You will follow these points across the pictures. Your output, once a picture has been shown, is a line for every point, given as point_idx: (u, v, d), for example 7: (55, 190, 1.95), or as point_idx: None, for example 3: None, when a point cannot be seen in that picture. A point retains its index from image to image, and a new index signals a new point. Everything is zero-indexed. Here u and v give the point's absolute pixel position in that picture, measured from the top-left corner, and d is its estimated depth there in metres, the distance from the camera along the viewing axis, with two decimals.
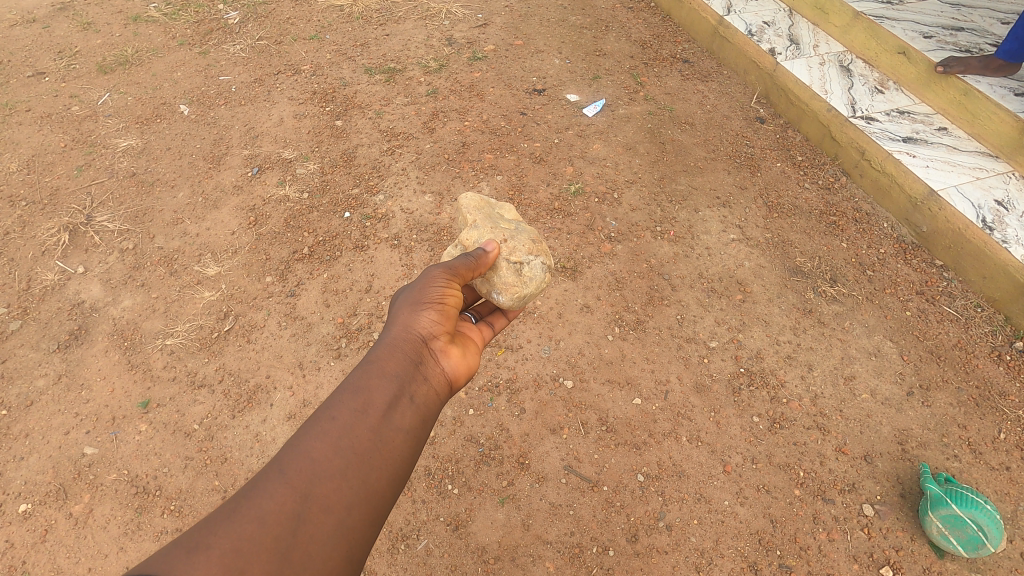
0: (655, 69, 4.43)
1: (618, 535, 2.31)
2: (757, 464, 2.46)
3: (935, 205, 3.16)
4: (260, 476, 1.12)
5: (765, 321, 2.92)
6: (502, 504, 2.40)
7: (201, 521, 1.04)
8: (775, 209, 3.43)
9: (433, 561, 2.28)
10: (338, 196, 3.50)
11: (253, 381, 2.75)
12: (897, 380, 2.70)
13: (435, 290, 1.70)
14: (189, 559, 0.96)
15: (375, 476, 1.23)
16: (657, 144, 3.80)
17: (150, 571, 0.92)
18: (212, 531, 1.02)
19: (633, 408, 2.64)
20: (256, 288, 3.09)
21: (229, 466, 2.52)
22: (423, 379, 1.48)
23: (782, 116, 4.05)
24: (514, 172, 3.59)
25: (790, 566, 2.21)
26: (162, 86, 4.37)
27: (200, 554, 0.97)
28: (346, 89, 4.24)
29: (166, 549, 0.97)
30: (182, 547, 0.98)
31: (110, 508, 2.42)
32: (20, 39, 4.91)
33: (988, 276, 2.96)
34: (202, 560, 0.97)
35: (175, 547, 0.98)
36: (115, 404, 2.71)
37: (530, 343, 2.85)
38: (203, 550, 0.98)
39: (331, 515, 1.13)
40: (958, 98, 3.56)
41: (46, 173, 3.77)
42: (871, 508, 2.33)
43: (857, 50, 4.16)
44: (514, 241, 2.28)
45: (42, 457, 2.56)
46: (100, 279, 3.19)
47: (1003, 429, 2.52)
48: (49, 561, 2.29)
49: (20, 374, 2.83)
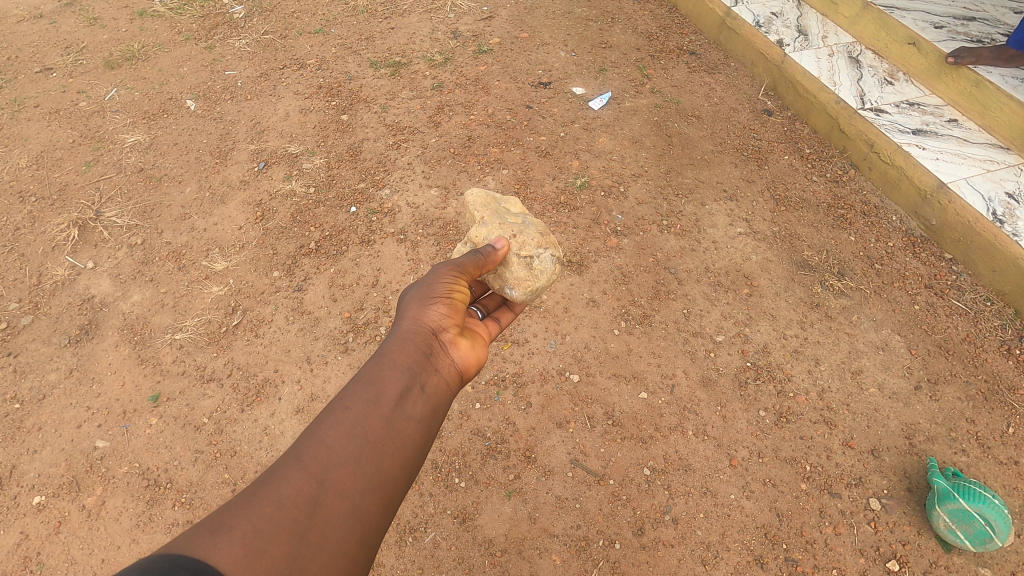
0: (661, 62, 4.40)
1: (624, 528, 2.32)
2: (763, 458, 2.46)
3: (945, 198, 3.13)
4: (278, 463, 1.14)
5: (771, 315, 2.91)
6: (509, 498, 2.42)
7: (223, 505, 1.05)
8: (782, 202, 3.41)
9: (440, 553, 2.30)
10: (345, 191, 3.51)
11: (261, 376, 2.78)
12: (904, 374, 2.69)
13: (443, 285, 1.71)
14: (211, 540, 0.98)
15: (388, 463, 1.25)
16: (664, 137, 3.78)
17: (175, 550, 0.94)
18: (232, 514, 1.03)
19: (639, 403, 2.64)
20: (264, 283, 3.11)
21: (239, 460, 2.55)
22: (434, 370, 1.49)
23: (790, 108, 4.01)
24: (520, 166, 3.58)
25: (796, 560, 2.22)
26: (169, 82, 4.38)
27: (222, 536, 0.99)
28: (351, 83, 4.23)
29: (190, 531, 0.99)
30: (205, 529, 1.00)
31: (122, 500, 2.45)
32: (26, 35, 4.93)
33: (998, 269, 2.94)
34: (225, 540, 0.98)
35: (198, 529, 1.00)
36: (126, 398, 2.74)
37: (536, 337, 2.86)
38: (225, 531, 1.00)
39: (345, 499, 1.15)
40: (969, 89, 3.52)
41: (55, 169, 3.80)
42: (878, 502, 2.33)
43: (866, 40, 4.11)
44: (523, 235, 2.27)
45: (55, 451, 2.60)
46: (110, 275, 3.22)
47: (1012, 423, 2.51)
48: (63, 552, 2.33)
49: (33, 368, 2.87)
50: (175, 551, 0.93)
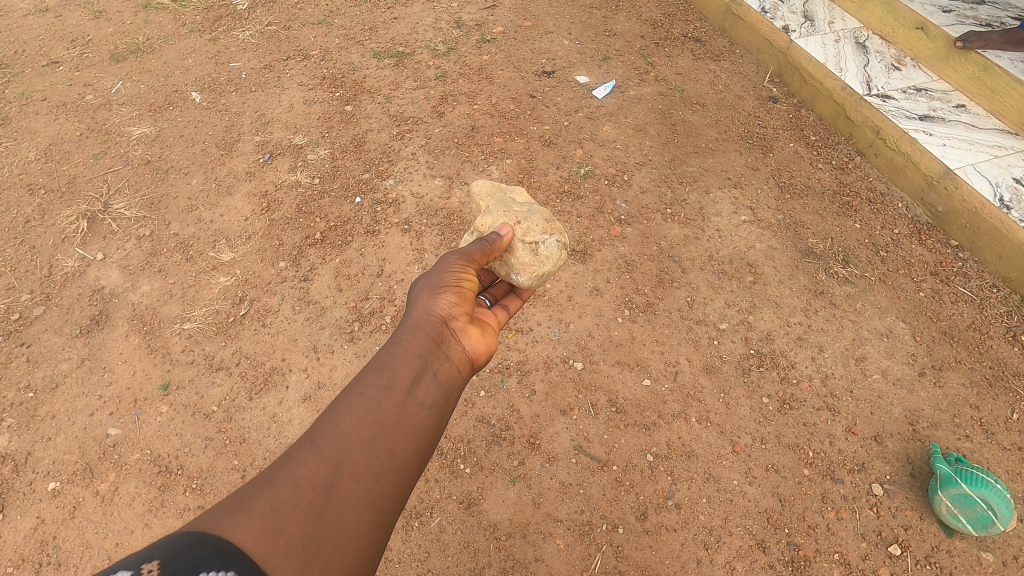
0: (666, 49, 4.36)
1: (627, 513, 2.35)
2: (766, 445, 2.48)
3: (952, 183, 3.11)
4: (295, 447, 1.17)
5: (775, 303, 2.91)
6: (514, 484, 2.45)
7: (243, 486, 1.09)
8: (787, 189, 3.39)
9: (446, 537, 2.34)
10: (349, 181, 3.53)
11: (269, 364, 2.82)
12: (909, 361, 2.69)
13: (451, 274, 1.73)
14: (231, 519, 1.01)
15: (402, 448, 1.27)
16: (668, 125, 3.76)
17: (198, 528, 0.98)
18: (253, 494, 1.06)
19: (643, 390, 2.66)
20: (270, 273, 3.14)
21: (248, 447, 2.59)
22: (445, 357, 1.51)
23: (795, 95, 3.98)
24: (524, 155, 3.59)
25: (798, 544, 2.23)
26: (174, 74, 4.41)
27: (242, 514, 1.02)
28: (355, 73, 4.24)
29: (211, 512, 1.03)
30: (226, 509, 1.03)
31: (134, 486, 2.51)
32: (33, 29, 4.96)
33: (1005, 255, 2.92)
34: (244, 519, 1.02)
35: (220, 509, 1.04)
36: (137, 386, 2.79)
37: (540, 325, 2.87)
38: (246, 511, 1.03)
39: (360, 482, 1.17)
40: (978, 73, 3.48)
41: (63, 162, 3.83)
42: (880, 487, 2.34)
43: (873, 25, 4.07)
44: (527, 221, 2.30)
45: (69, 438, 2.65)
46: (119, 266, 3.26)
47: (1016, 410, 2.51)
48: (77, 536, 2.38)
49: (45, 357, 2.92)
50: (197, 529, 0.97)
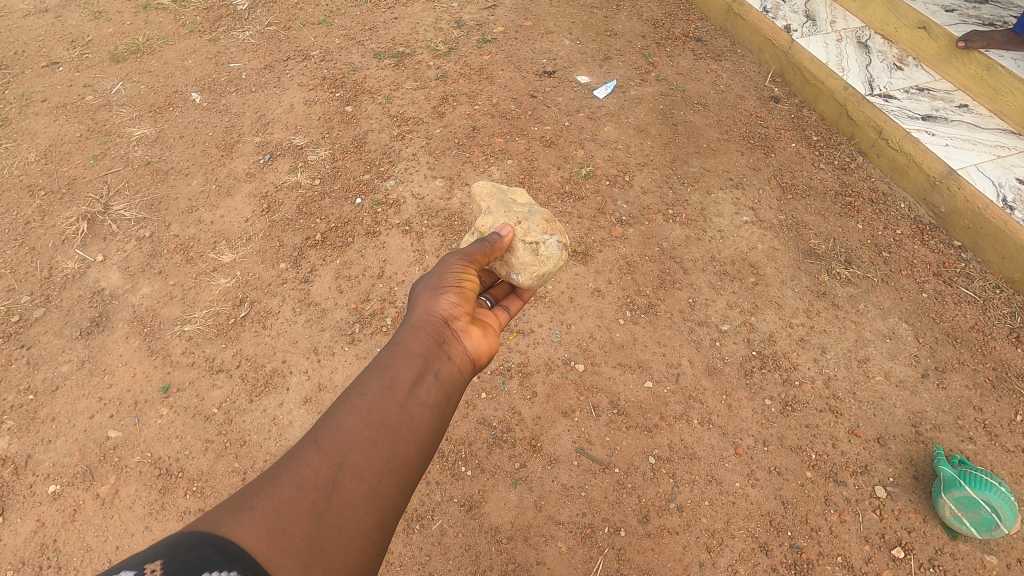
0: (667, 49, 4.35)
1: (629, 516, 2.34)
2: (769, 447, 2.47)
3: (954, 184, 3.10)
4: (297, 447, 1.17)
5: (778, 304, 2.90)
6: (515, 486, 2.44)
7: (245, 486, 1.08)
8: (789, 190, 3.38)
9: (447, 540, 2.33)
10: (350, 181, 3.52)
11: (270, 366, 2.81)
12: (911, 362, 2.68)
13: (453, 274, 1.72)
14: (234, 518, 1.00)
15: (404, 448, 1.26)
16: (669, 125, 3.75)
17: (200, 528, 0.97)
18: (255, 494, 1.05)
19: (645, 392, 2.65)
20: (270, 274, 3.13)
21: (248, 449, 2.58)
22: (447, 357, 1.51)
23: (797, 95, 3.96)
24: (525, 155, 3.58)
25: (801, 547, 2.22)
26: (174, 74, 4.40)
27: (245, 514, 1.01)
28: (355, 74, 4.23)
29: (213, 512, 1.02)
30: (228, 508, 1.02)
31: (134, 489, 2.50)
32: (32, 30, 4.96)
33: (1008, 256, 2.91)
34: (247, 519, 1.01)
35: (222, 509, 1.03)
36: (138, 388, 2.78)
37: (542, 327, 2.86)
38: (248, 510, 1.02)
39: (363, 482, 1.16)
40: (980, 73, 3.47)
41: (63, 163, 3.83)
42: (883, 490, 2.33)
43: (875, 25, 4.05)
44: (528, 222, 2.28)
45: (69, 440, 2.64)
46: (119, 267, 3.25)
47: (1020, 411, 2.50)
48: (78, 539, 2.38)
49: (45, 359, 2.91)
50: (200, 529, 0.96)
